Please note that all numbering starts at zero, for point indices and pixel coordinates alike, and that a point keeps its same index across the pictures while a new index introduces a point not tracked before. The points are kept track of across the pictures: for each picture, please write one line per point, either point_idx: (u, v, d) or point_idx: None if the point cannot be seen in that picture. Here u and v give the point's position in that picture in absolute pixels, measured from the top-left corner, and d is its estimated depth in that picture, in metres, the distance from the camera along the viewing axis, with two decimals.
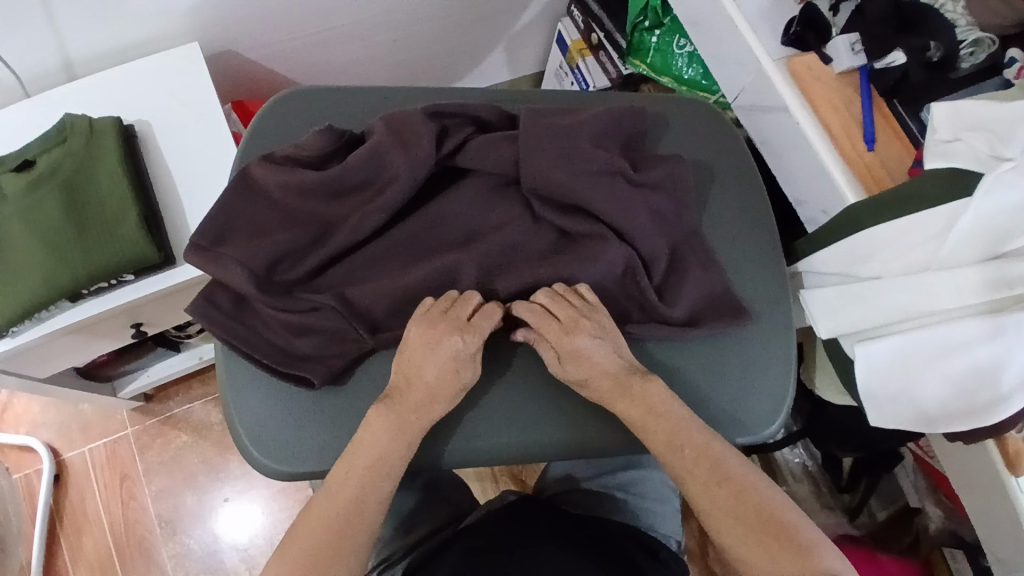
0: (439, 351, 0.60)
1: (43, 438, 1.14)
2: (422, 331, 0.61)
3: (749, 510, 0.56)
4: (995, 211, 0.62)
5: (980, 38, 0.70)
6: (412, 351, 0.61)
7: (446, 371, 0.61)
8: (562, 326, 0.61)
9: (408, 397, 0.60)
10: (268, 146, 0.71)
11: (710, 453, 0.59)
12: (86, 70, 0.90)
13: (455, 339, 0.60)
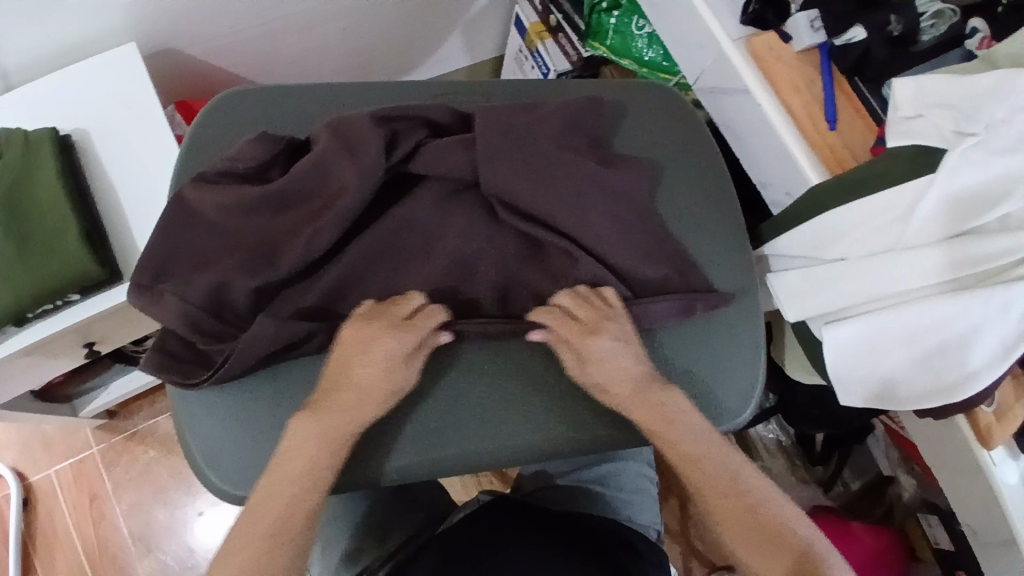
0: (374, 354, 0.59)
1: (6, 462, 1.10)
2: (353, 334, 0.60)
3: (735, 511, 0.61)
4: (959, 188, 0.62)
5: (940, 10, 0.70)
6: (348, 358, 0.60)
7: (382, 374, 0.59)
8: (582, 325, 0.62)
9: (357, 398, 0.59)
10: (205, 159, 0.68)
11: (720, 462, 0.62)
12: (17, 77, 0.85)
13: (391, 340, 0.59)
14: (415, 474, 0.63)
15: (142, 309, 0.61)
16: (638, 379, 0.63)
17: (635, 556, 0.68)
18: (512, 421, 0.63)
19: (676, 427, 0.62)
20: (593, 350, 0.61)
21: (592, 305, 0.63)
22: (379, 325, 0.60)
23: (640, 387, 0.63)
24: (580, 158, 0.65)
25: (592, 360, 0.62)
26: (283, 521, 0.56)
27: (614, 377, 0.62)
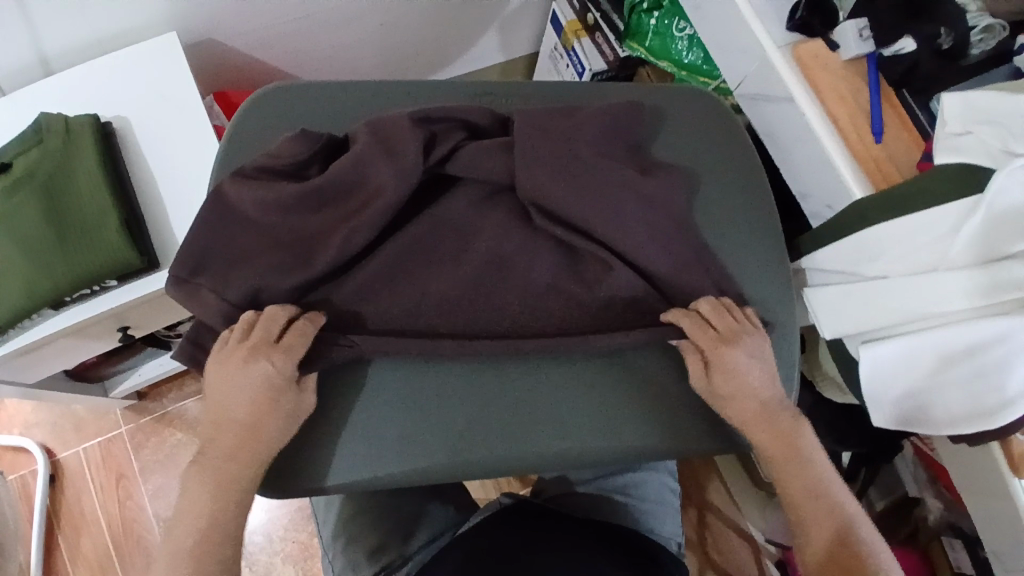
0: (244, 384, 0.58)
1: (37, 439, 1.13)
2: (223, 367, 0.59)
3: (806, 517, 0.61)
4: (1005, 210, 0.60)
5: (991, 24, 0.67)
6: (222, 394, 0.59)
7: (260, 402, 0.58)
8: (719, 334, 0.61)
9: (233, 438, 0.58)
10: (243, 156, 0.68)
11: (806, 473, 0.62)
12: (58, 63, 0.86)
13: (258, 366, 0.58)
14: (438, 477, 0.62)
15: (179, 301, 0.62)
16: (766, 399, 0.62)
17: (654, 567, 0.67)
18: (539, 428, 0.63)
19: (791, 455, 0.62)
20: (730, 363, 0.61)
21: (709, 323, 0.62)
22: (237, 356, 0.58)
23: (763, 408, 0.62)
24: (619, 166, 0.64)
25: (724, 370, 0.61)
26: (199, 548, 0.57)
27: (741, 389, 0.61)
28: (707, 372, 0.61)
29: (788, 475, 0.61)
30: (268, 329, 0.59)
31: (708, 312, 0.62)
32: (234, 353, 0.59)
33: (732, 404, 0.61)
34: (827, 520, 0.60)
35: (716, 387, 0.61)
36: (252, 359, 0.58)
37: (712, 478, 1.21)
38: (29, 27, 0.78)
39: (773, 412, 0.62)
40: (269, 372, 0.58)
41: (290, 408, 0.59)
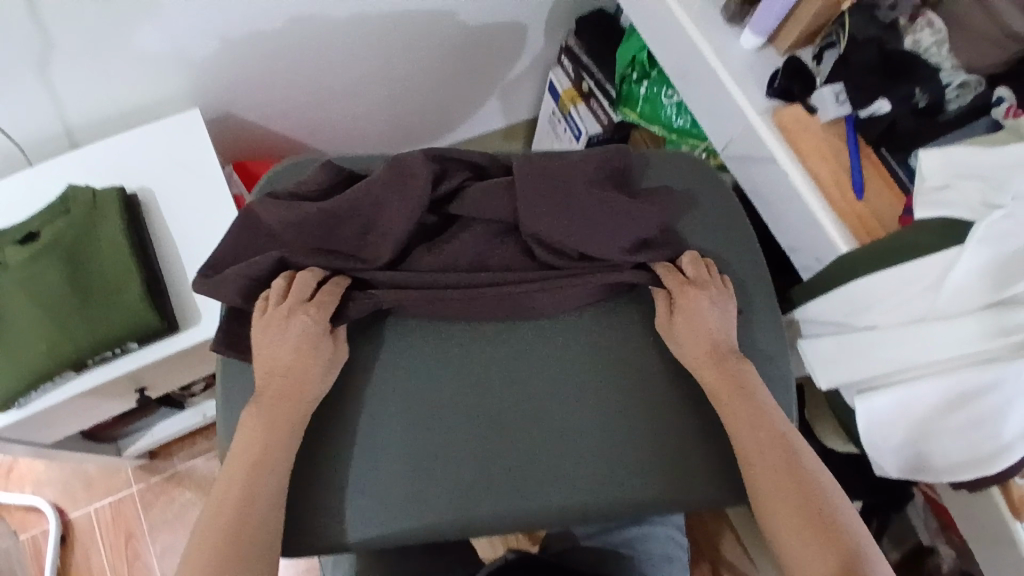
0: (285, 341, 0.64)
1: (49, 498, 1.14)
2: (264, 334, 0.65)
3: (792, 487, 0.58)
4: (987, 260, 0.63)
5: (966, 81, 0.73)
6: (266, 352, 0.64)
7: (300, 354, 0.63)
8: (689, 279, 0.69)
9: (282, 385, 0.63)
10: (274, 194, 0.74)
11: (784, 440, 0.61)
12: (85, 135, 0.92)
13: (296, 321, 0.64)
14: (446, 536, 0.63)
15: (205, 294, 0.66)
16: (719, 341, 0.66)
17: None
18: (541, 481, 0.64)
19: (747, 399, 0.63)
20: (696, 304, 0.66)
21: (686, 272, 0.69)
22: (278, 314, 0.65)
23: (715, 349, 0.66)
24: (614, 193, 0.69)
25: (689, 309, 0.66)
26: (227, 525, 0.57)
27: (710, 327, 0.66)
28: (680, 324, 0.66)
29: (754, 449, 0.61)
30: (303, 289, 0.65)
31: (686, 264, 0.70)
32: (277, 312, 0.65)
33: (691, 339, 0.66)
34: (769, 444, 0.61)
35: (680, 337, 0.66)
36: (291, 315, 0.64)
37: (723, 532, 1.19)
38: (59, 100, 0.84)
39: (723, 357, 0.65)
40: (308, 322, 0.64)
41: (331, 352, 0.65)
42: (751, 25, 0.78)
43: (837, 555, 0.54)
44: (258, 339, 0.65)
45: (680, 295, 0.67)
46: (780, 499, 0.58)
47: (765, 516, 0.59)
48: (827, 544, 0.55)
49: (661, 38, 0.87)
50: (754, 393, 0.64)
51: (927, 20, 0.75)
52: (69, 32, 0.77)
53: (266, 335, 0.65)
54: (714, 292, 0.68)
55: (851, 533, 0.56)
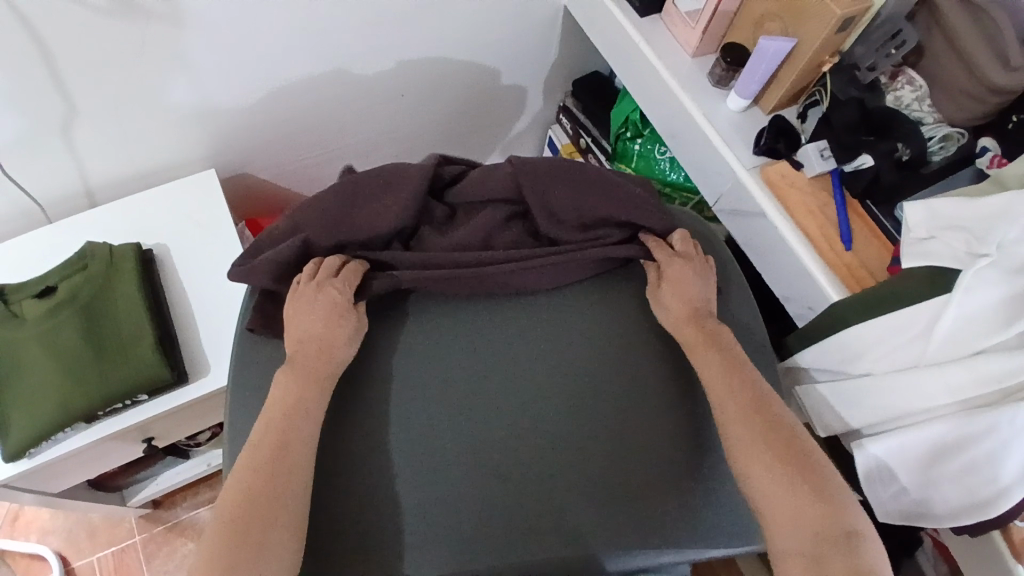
0: (316, 311, 0.66)
1: (53, 546, 1.14)
2: (296, 307, 0.67)
3: (770, 437, 0.60)
4: (976, 308, 0.65)
5: (949, 133, 0.78)
6: (297, 325, 0.66)
7: (331, 322, 0.66)
8: (677, 252, 0.72)
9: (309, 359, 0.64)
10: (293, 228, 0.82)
11: (758, 391, 0.63)
12: (106, 193, 0.97)
13: (326, 293, 0.67)
14: None
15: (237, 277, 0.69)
16: (699, 305, 0.69)
17: None
18: None
19: (720, 354, 0.66)
20: (682, 273, 0.70)
21: (674, 247, 0.73)
22: (309, 289, 0.67)
23: (694, 312, 0.69)
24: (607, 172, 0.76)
25: (675, 277, 0.70)
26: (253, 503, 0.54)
27: (695, 294, 0.70)
28: (668, 287, 0.70)
29: (730, 396, 0.63)
30: (330, 267, 0.69)
31: (675, 240, 0.74)
32: (305, 288, 0.68)
33: (679, 302, 0.69)
34: (740, 392, 0.63)
35: (672, 303, 0.69)
36: (320, 289, 0.67)
37: None
38: (78, 161, 0.89)
39: (702, 319, 0.69)
40: (332, 293, 0.67)
41: (357, 322, 0.67)
42: (736, 89, 0.83)
43: (802, 484, 0.56)
44: (290, 316, 0.67)
45: (669, 266, 0.71)
46: (749, 441, 0.60)
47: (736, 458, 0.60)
48: (797, 477, 0.57)
49: (651, 100, 0.92)
50: (729, 350, 0.67)
51: (908, 77, 0.80)
52: (92, 99, 0.81)
53: (298, 306, 0.67)
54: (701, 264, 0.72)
55: (819, 465, 0.57)
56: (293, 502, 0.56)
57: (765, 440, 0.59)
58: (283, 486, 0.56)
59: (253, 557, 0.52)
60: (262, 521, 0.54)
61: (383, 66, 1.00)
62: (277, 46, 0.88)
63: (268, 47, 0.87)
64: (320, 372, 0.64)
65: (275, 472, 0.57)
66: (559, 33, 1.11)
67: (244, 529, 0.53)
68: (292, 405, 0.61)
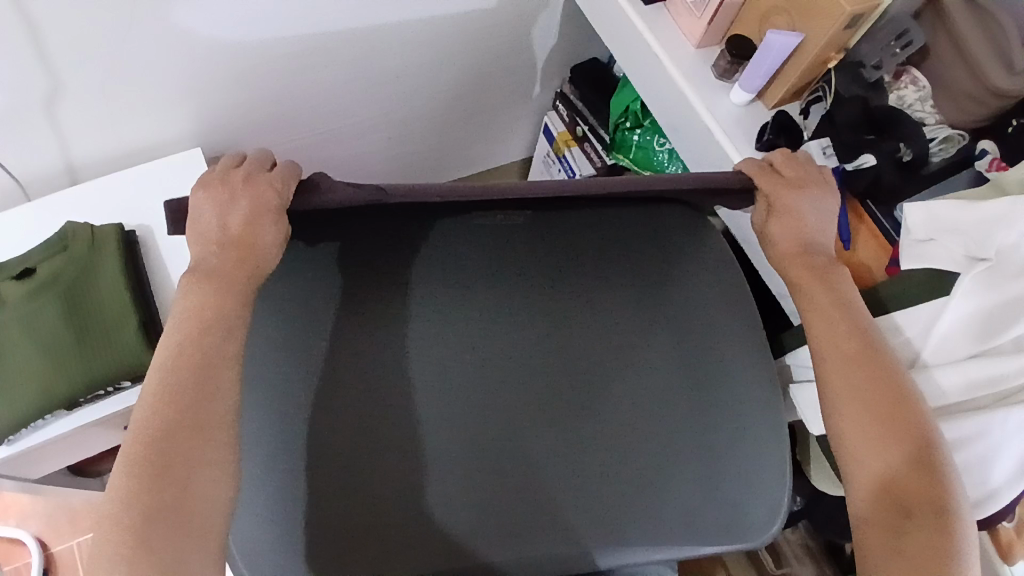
0: (241, 209, 0.60)
1: (32, 531, 1.12)
2: (217, 197, 0.60)
3: (885, 405, 0.59)
4: (974, 312, 0.66)
5: (949, 135, 0.77)
6: (212, 217, 0.59)
7: (250, 227, 0.59)
8: (785, 179, 0.68)
9: (220, 261, 0.59)
10: (215, 178, 0.62)
11: (888, 360, 0.62)
12: (89, 172, 0.93)
13: (266, 194, 0.60)
14: None
15: (206, 188, 0.60)
16: (807, 237, 0.67)
17: None
18: None
19: (845, 318, 0.64)
20: (795, 205, 0.67)
21: (781, 169, 0.69)
22: (234, 177, 0.61)
23: (803, 247, 0.67)
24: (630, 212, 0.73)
25: (789, 207, 0.67)
26: (163, 440, 0.51)
27: (802, 221, 0.67)
28: (778, 218, 0.67)
29: (844, 358, 0.62)
30: (260, 164, 0.63)
31: (781, 163, 0.70)
32: (236, 176, 0.61)
33: (790, 236, 0.67)
34: (846, 341, 0.63)
35: (782, 239, 0.67)
36: (249, 181, 0.60)
37: None
38: (60, 137, 0.84)
39: (812, 255, 0.67)
40: (265, 190, 0.60)
41: (284, 230, 0.61)
42: (740, 82, 0.81)
43: (915, 468, 0.57)
44: (203, 207, 0.60)
45: (779, 192, 0.67)
46: (855, 397, 0.60)
47: (841, 413, 0.60)
48: (897, 442, 0.58)
49: (651, 90, 0.90)
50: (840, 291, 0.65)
51: (911, 77, 0.80)
52: (76, 71, 0.77)
53: (219, 199, 0.60)
54: (817, 187, 0.68)
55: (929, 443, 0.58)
56: (217, 425, 0.54)
57: (881, 409, 0.59)
58: (198, 411, 0.53)
59: (178, 489, 0.50)
60: (181, 451, 0.51)
61: (384, 48, 0.98)
62: (274, 23, 0.85)
63: (261, 21, 0.84)
64: (232, 272, 0.59)
65: (192, 400, 0.53)
66: (559, 17, 1.09)
67: (167, 460, 0.51)
68: (205, 327, 0.56)
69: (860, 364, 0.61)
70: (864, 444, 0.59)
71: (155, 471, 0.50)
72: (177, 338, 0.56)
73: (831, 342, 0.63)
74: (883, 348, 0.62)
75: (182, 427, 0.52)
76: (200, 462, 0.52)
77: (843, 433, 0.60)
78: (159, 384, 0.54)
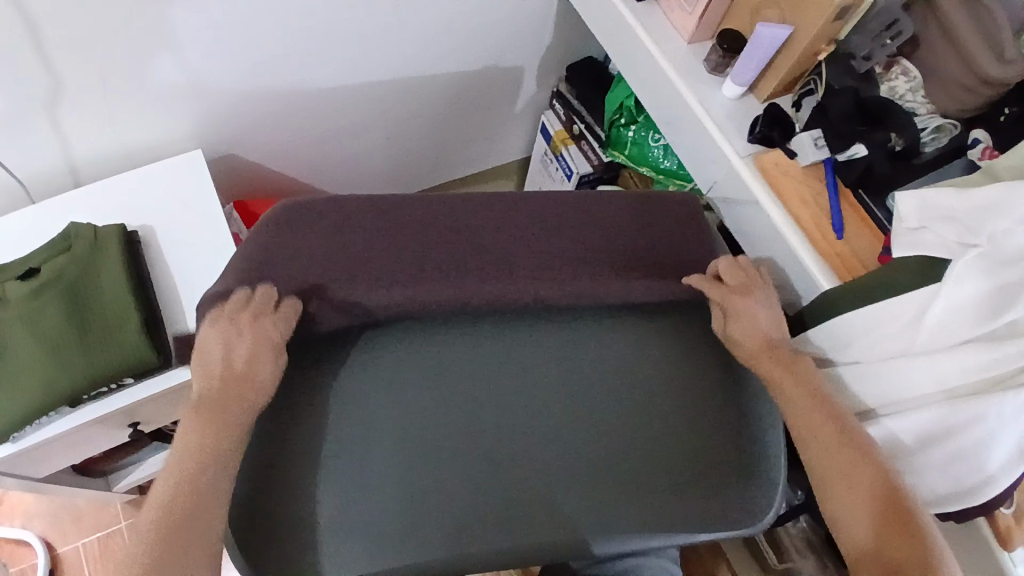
0: (245, 345, 0.63)
1: (38, 531, 1.13)
2: (225, 334, 0.63)
3: (866, 481, 0.62)
4: (966, 299, 0.66)
5: (941, 124, 0.78)
6: (215, 353, 0.63)
7: (254, 362, 0.63)
8: (737, 287, 0.72)
9: (219, 394, 0.62)
10: (225, 313, 0.64)
11: (863, 438, 0.65)
12: (91, 173, 0.94)
13: (263, 331, 0.63)
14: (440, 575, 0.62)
15: (216, 333, 0.63)
16: (768, 339, 0.71)
17: None
18: (534, 520, 0.63)
19: (820, 402, 0.67)
20: (746, 309, 0.71)
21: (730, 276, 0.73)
22: (238, 317, 0.63)
23: (769, 342, 0.71)
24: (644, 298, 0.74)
25: (739, 314, 0.71)
26: (169, 524, 0.56)
27: (755, 327, 0.71)
28: (736, 324, 0.71)
29: (826, 437, 0.65)
30: (265, 300, 0.64)
31: (725, 272, 0.73)
32: (241, 315, 0.63)
33: (749, 340, 0.71)
34: (824, 424, 0.66)
35: (744, 342, 0.71)
36: (252, 322, 0.63)
37: (719, 566, 1.20)
38: (62, 138, 0.86)
39: (776, 348, 0.70)
40: (266, 328, 0.63)
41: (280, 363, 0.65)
42: (732, 76, 0.83)
43: (903, 536, 0.59)
44: (210, 338, 0.63)
45: (732, 302, 0.71)
46: (839, 474, 0.63)
47: (827, 484, 0.63)
48: (884, 516, 0.60)
49: (645, 86, 0.91)
50: (810, 381, 0.68)
51: (902, 67, 0.80)
52: (78, 73, 0.79)
53: (223, 338, 0.63)
54: (761, 291, 0.73)
55: (914, 509, 0.61)
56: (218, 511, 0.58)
57: (864, 485, 0.62)
58: (201, 498, 0.58)
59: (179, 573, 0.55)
60: (184, 536, 0.56)
61: (381, 49, 0.99)
62: (271, 25, 0.87)
63: (258, 23, 0.85)
64: (227, 400, 0.62)
65: (198, 487, 0.58)
66: (553, 16, 1.10)
67: (169, 540, 0.55)
68: (209, 421, 0.61)
69: (841, 444, 0.64)
70: (855, 517, 0.61)
71: (158, 552, 0.55)
72: (186, 434, 0.61)
73: (808, 424, 0.66)
74: (859, 430, 0.65)
75: (188, 513, 0.57)
76: (200, 541, 0.57)
77: (835, 508, 0.63)
78: (171, 472, 0.59)
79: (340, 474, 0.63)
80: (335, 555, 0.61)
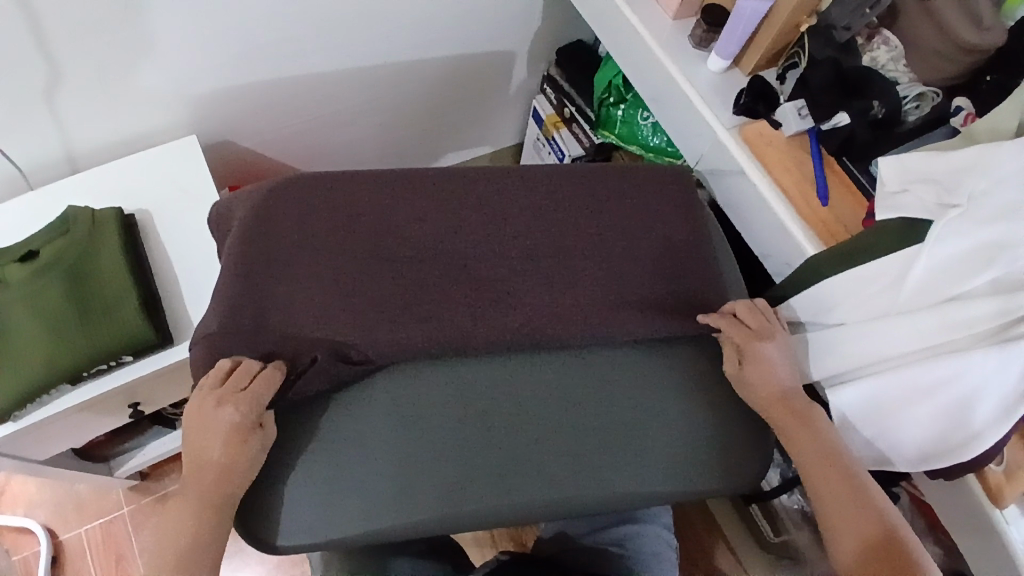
0: (220, 425, 0.60)
1: (40, 519, 1.14)
2: (201, 416, 0.61)
3: (862, 532, 0.61)
4: (946, 258, 0.67)
5: (923, 92, 0.79)
6: (196, 439, 0.61)
7: (234, 448, 0.60)
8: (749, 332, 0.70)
9: (205, 475, 0.60)
10: (206, 390, 0.62)
11: (865, 489, 0.63)
12: (88, 161, 0.95)
13: (234, 414, 0.60)
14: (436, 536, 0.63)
15: (196, 411, 0.62)
16: (783, 388, 0.67)
17: None
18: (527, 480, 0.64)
19: (823, 448, 0.65)
20: (760, 354, 0.68)
21: (743, 321, 0.71)
22: (211, 400, 0.61)
23: (783, 394, 0.67)
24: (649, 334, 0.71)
25: (756, 360, 0.68)
26: None
27: (769, 377, 0.68)
28: (753, 370, 0.68)
29: (825, 483, 0.64)
30: (240, 377, 0.62)
31: (744, 313, 0.71)
32: (214, 398, 0.61)
33: (766, 388, 0.67)
34: (825, 469, 0.64)
35: (760, 389, 0.67)
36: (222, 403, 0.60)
37: (717, 541, 1.21)
38: (58, 127, 0.87)
39: (791, 400, 0.67)
40: (240, 407, 0.60)
41: (264, 440, 0.61)
42: (716, 50, 0.84)
43: None
44: (193, 415, 0.62)
45: (744, 346, 0.68)
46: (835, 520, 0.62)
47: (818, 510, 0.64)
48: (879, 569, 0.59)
49: (632, 64, 0.93)
50: (820, 436, 0.66)
51: (883, 38, 0.82)
52: (75, 60, 0.80)
53: (201, 420, 0.61)
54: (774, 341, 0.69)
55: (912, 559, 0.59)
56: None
57: (860, 533, 0.61)
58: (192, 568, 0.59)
59: None
60: None
61: (371, 33, 1.00)
62: (263, 10, 0.88)
63: (250, 8, 0.86)
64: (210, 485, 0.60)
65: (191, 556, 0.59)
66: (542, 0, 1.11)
67: None
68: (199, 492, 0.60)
69: (838, 492, 0.63)
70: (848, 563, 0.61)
71: None
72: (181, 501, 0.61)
73: (809, 469, 0.65)
74: (863, 482, 0.63)
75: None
76: None
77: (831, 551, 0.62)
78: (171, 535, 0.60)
79: (332, 443, 0.63)
80: (328, 518, 0.61)
